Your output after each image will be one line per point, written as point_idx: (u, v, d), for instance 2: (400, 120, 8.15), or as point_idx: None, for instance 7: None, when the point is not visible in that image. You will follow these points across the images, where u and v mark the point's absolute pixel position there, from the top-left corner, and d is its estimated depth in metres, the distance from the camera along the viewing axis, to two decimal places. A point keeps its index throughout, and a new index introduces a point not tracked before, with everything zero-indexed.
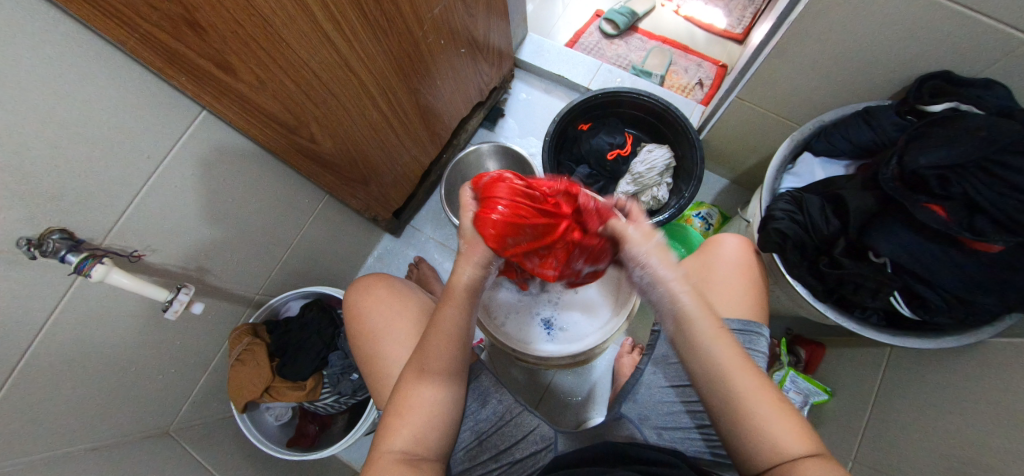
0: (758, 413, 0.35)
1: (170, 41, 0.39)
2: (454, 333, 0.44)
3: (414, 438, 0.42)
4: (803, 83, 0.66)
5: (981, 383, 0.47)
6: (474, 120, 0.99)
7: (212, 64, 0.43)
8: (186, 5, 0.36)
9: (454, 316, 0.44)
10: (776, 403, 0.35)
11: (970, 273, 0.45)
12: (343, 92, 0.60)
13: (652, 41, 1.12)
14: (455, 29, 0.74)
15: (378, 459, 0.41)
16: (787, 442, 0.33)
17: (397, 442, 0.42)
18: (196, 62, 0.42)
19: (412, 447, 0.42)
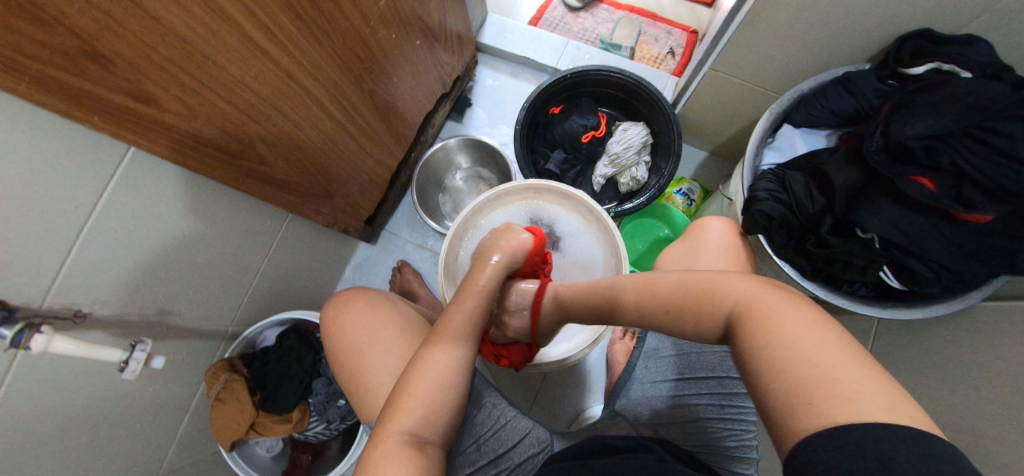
0: (673, 311, 0.39)
1: (77, 82, 0.33)
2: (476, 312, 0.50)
3: (424, 419, 0.40)
4: (780, 50, 0.62)
5: (972, 349, 0.47)
6: (441, 113, 0.93)
7: (131, 99, 0.38)
8: (82, 34, 0.31)
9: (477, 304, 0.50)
10: (682, 294, 0.39)
11: (958, 242, 0.44)
12: (289, 106, 0.55)
13: (619, 11, 1.06)
14: (406, 20, 0.68)
15: (384, 440, 0.37)
16: (708, 309, 0.36)
17: (404, 423, 0.39)
18: (115, 99, 0.37)
19: (423, 429, 0.40)
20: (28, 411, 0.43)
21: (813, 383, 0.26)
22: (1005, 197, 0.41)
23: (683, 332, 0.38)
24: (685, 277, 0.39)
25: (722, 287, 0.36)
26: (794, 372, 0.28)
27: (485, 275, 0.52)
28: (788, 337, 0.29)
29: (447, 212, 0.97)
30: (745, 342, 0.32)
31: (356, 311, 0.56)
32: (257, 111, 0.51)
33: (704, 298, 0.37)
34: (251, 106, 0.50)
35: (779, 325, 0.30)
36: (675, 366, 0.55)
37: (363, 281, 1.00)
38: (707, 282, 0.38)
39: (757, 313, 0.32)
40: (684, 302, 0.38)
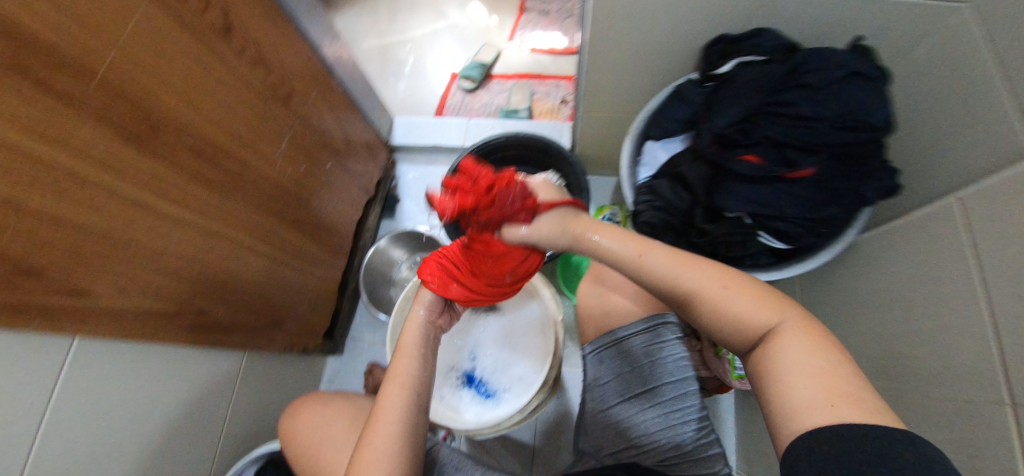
0: (712, 295, 0.38)
1: (19, 298, 0.39)
2: (409, 378, 0.49)
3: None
4: (620, 85, 0.73)
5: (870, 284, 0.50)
6: (372, 217, 1.03)
7: (67, 295, 0.44)
8: (17, 260, 0.38)
9: (406, 364, 0.50)
10: (729, 287, 0.38)
11: (802, 196, 0.52)
12: (216, 256, 0.62)
13: (509, 81, 1.20)
14: (313, 154, 0.80)
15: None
16: (752, 313, 0.37)
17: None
18: (48, 298, 0.42)
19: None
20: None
21: (828, 402, 0.31)
22: (813, 151, 0.50)
23: (727, 319, 0.38)
24: (738, 282, 0.39)
25: (763, 303, 0.37)
26: (812, 393, 0.32)
27: (407, 338, 0.51)
28: (816, 364, 0.33)
29: None
30: (769, 356, 0.36)
31: (312, 413, 0.59)
32: (189, 270, 0.58)
33: (749, 303, 0.38)
34: (180, 267, 0.57)
35: (814, 351, 0.34)
36: (620, 386, 0.55)
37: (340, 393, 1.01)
38: (758, 295, 0.38)
39: (794, 339, 0.35)
40: (723, 303, 0.38)
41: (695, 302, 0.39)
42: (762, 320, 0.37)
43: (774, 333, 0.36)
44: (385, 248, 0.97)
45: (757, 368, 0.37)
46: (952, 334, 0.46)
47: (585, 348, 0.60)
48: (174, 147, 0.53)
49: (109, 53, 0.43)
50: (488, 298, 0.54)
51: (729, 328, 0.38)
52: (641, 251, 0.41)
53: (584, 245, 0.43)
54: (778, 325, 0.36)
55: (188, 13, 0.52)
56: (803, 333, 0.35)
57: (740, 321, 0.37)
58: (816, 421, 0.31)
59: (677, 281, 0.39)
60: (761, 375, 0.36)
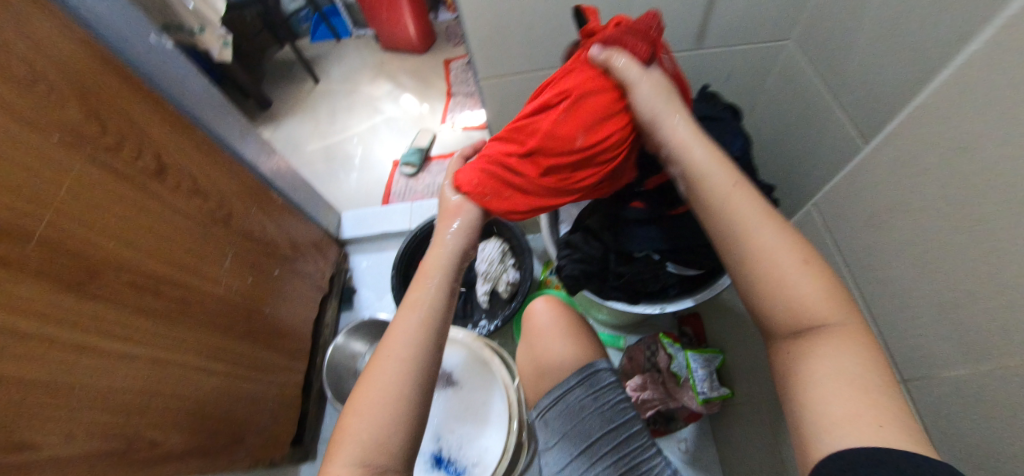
0: (769, 264, 0.38)
1: None
2: (427, 320, 0.43)
3: (372, 447, 0.36)
4: None
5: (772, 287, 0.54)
6: (328, 312, 1.05)
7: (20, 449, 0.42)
8: None
9: (420, 297, 0.44)
10: (800, 260, 0.37)
11: (694, 227, 0.57)
12: (168, 382, 0.62)
13: (446, 160, 1.30)
14: (258, 263, 0.83)
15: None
16: (812, 302, 0.36)
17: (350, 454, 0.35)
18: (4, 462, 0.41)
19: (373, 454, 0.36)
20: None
21: (869, 427, 0.30)
22: (687, 188, 0.56)
23: (774, 299, 0.37)
24: (819, 279, 0.37)
25: (831, 293, 0.37)
26: (855, 413, 0.31)
27: (427, 271, 0.46)
28: (858, 370, 0.33)
29: None
30: (817, 348, 0.35)
31: None
32: (139, 401, 0.57)
33: (816, 289, 0.36)
34: (131, 401, 0.56)
35: (863, 362, 0.33)
36: (565, 447, 0.56)
37: None
38: (829, 292, 0.37)
39: (848, 347, 0.34)
40: (789, 264, 0.37)
41: (748, 261, 0.39)
42: (829, 313, 0.36)
43: (831, 332, 0.35)
44: (344, 343, 0.97)
45: (793, 351, 0.37)
46: None
47: (533, 415, 0.63)
48: (115, 286, 0.55)
49: (45, 214, 0.47)
50: (529, 199, 0.51)
51: (763, 295, 0.38)
52: (734, 180, 0.41)
53: (668, 127, 0.45)
54: (830, 322, 0.36)
55: (124, 164, 0.58)
56: (854, 344, 0.35)
57: (789, 308, 0.37)
58: (845, 446, 0.30)
59: (738, 235, 0.39)
60: (794, 372, 0.36)
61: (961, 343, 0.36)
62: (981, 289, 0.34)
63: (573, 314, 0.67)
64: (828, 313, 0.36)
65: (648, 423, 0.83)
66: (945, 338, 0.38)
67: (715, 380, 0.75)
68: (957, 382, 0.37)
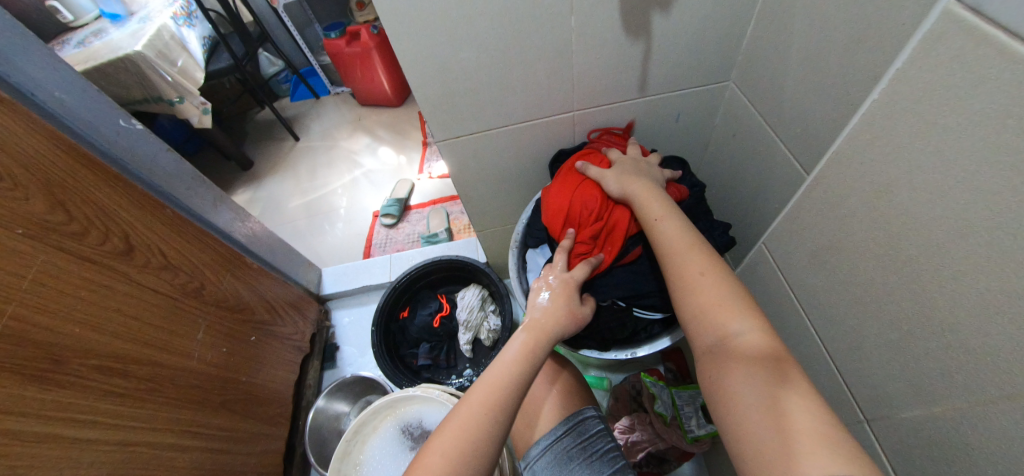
0: (693, 292, 0.46)
1: None
2: (507, 380, 0.45)
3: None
4: (500, 202, 0.86)
5: None
6: (311, 372, 1.03)
7: None
8: None
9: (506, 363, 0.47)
10: (721, 291, 0.45)
11: (650, 271, 0.60)
12: (136, 465, 0.60)
13: (425, 208, 1.33)
14: (233, 330, 0.83)
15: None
16: (734, 326, 0.43)
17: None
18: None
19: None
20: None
21: (812, 448, 0.33)
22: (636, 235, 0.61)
23: (699, 322, 0.45)
24: (752, 315, 0.43)
25: (730, 307, 0.44)
26: (790, 427, 0.35)
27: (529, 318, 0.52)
28: (764, 354, 0.40)
29: None
30: (733, 359, 0.41)
31: None
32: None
33: (740, 315, 0.43)
34: None
35: (797, 390, 0.37)
36: None
37: None
38: (765, 332, 0.42)
39: (758, 355, 0.40)
40: (702, 287, 0.46)
41: (678, 289, 0.48)
42: (734, 325, 0.43)
43: (772, 360, 0.39)
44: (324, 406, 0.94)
45: (715, 362, 0.43)
46: (809, 360, 0.52)
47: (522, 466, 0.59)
48: (82, 371, 0.55)
49: (9, 307, 0.47)
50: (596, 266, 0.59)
51: (691, 316, 0.46)
52: (660, 216, 0.53)
53: (637, 193, 0.56)
54: (740, 332, 0.42)
55: (94, 249, 0.59)
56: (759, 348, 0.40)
57: (720, 331, 0.43)
58: (814, 472, 0.32)
59: (671, 266, 0.49)
60: (724, 392, 0.41)
61: (911, 381, 0.37)
62: (918, 329, 0.35)
63: (554, 363, 0.66)
64: (730, 326, 0.43)
65: (637, 466, 0.79)
66: (895, 376, 0.39)
67: (701, 416, 0.75)
68: (913, 420, 0.37)
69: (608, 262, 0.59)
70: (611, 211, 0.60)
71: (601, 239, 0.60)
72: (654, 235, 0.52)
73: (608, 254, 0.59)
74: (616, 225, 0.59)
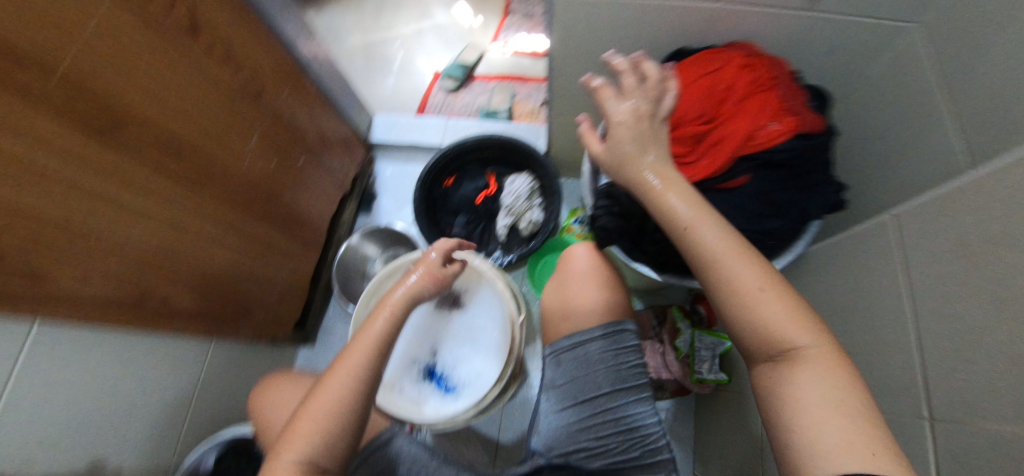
0: (747, 301, 0.38)
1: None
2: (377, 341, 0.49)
3: (317, 451, 0.41)
4: (588, 90, 0.76)
5: None
6: (347, 212, 1.04)
7: (28, 278, 0.44)
8: None
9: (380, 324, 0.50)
10: (778, 301, 0.37)
11: (746, 206, 0.54)
12: (179, 244, 0.63)
13: (491, 81, 1.21)
14: (283, 145, 0.80)
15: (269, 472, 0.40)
16: (793, 337, 0.37)
17: (295, 454, 0.41)
18: (14, 282, 0.43)
19: (315, 460, 0.41)
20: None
21: (860, 451, 0.30)
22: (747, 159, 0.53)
23: (749, 327, 0.38)
24: (806, 325, 0.37)
25: (797, 319, 0.37)
26: (835, 432, 0.32)
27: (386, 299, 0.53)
28: (815, 347, 0.36)
29: None
30: (793, 379, 0.36)
31: (281, 385, 0.68)
32: (144, 254, 0.58)
33: (794, 322, 0.37)
34: (143, 255, 0.58)
35: (847, 398, 0.33)
36: (571, 392, 0.57)
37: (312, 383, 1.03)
38: (823, 343, 0.36)
39: (821, 365, 0.35)
40: (762, 298, 0.37)
41: (726, 301, 0.39)
42: (793, 337, 0.36)
43: (813, 360, 0.36)
44: (356, 245, 0.97)
45: (772, 381, 0.38)
46: (885, 347, 0.48)
47: (544, 351, 0.62)
48: (138, 141, 0.53)
49: (71, 48, 0.42)
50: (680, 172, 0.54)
51: (748, 327, 0.38)
52: (695, 224, 0.40)
53: (631, 167, 0.44)
54: (807, 346, 0.36)
55: (157, 12, 0.51)
56: (825, 365, 0.35)
57: (771, 338, 0.37)
58: (851, 471, 0.30)
59: (719, 274, 0.39)
60: (771, 389, 0.38)
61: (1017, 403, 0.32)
62: None
63: (611, 269, 0.64)
64: (795, 337, 0.36)
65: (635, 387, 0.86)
66: (996, 393, 0.34)
67: (716, 363, 0.74)
68: (992, 437, 0.34)
69: (699, 175, 0.54)
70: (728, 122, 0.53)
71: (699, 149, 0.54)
72: (691, 243, 0.40)
73: (701, 167, 0.53)
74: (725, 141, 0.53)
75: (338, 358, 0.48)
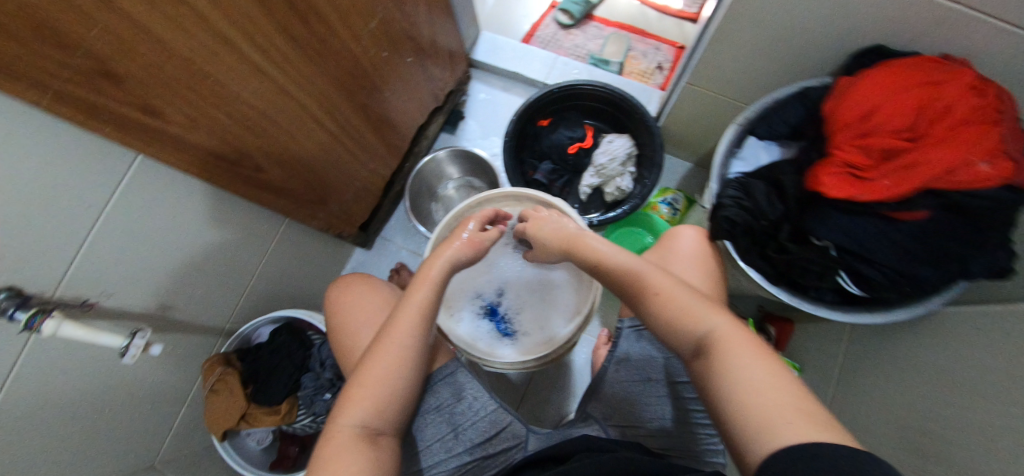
0: (669, 310, 0.43)
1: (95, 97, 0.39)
2: (417, 311, 0.54)
3: (373, 413, 0.48)
4: (744, 65, 0.67)
5: None
6: (433, 126, 0.99)
7: (138, 110, 0.43)
8: (100, 58, 0.36)
9: (422, 297, 0.55)
10: (686, 304, 0.43)
11: (906, 246, 0.48)
12: (284, 117, 0.60)
13: (609, 28, 1.11)
14: (398, 39, 0.75)
15: (335, 432, 0.45)
16: (699, 328, 0.41)
17: (354, 417, 0.46)
18: (127, 110, 0.43)
19: (373, 421, 0.47)
20: (27, 412, 0.48)
21: (784, 417, 0.31)
22: (939, 194, 0.45)
23: (676, 335, 0.42)
24: (713, 316, 0.41)
25: (695, 311, 0.42)
26: (759, 406, 0.33)
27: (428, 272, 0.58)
28: (715, 332, 0.40)
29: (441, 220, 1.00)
30: (714, 366, 0.37)
31: (356, 293, 0.70)
32: (254, 121, 0.56)
33: (693, 315, 0.42)
34: (249, 119, 0.55)
35: (749, 362, 0.36)
36: (644, 369, 0.59)
37: None
38: (707, 334, 0.40)
39: (732, 346, 0.38)
40: (672, 303, 0.43)
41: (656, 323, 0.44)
42: (698, 327, 0.41)
43: (714, 339, 0.39)
44: (442, 161, 0.97)
45: (699, 375, 0.39)
46: None
47: (622, 321, 0.64)
48: None
49: None
50: (843, 186, 0.49)
51: (671, 335, 0.42)
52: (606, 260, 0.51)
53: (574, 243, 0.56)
54: (716, 333, 0.40)
55: None
56: (733, 339, 0.38)
57: (689, 335, 0.41)
58: (790, 439, 0.30)
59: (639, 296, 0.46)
60: (702, 388, 0.39)
61: None
62: None
63: (716, 264, 0.62)
64: (700, 325, 0.41)
65: None
66: None
67: None
68: None
69: (866, 196, 0.47)
70: (930, 143, 0.45)
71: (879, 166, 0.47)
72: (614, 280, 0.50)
73: (874, 187, 0.47)
74: (918, 163, 0.45)
75: (382, 329, 0.53)
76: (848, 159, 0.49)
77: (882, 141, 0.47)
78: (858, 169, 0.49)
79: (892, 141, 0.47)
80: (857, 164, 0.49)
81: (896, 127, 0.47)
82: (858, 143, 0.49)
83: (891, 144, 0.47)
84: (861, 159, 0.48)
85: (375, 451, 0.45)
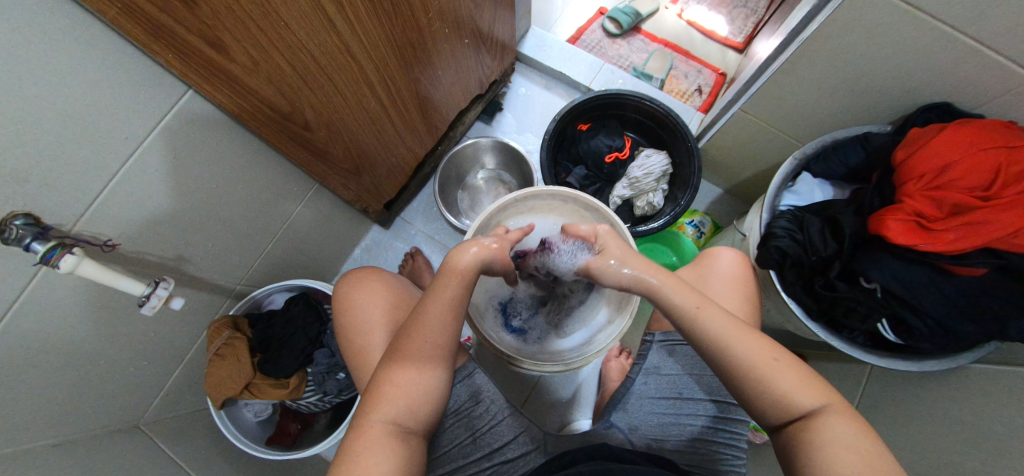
0: (758, 376, 0.41)
1: (161, 15, 0.35)
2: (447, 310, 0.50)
3: (406, 411, 0.45)
4: (801, 101, 0.68)
5: (990, 415, 0.48)
6: (473, 113, 0.99)
7: (203, 41, 0.39)
8: None
9: (454, 295, 0.51)
10: (779, 369, 0.41)
11: (955, 300, 0.49)
12: (341, 77, 0.56)
13: (654, 43, 1.11)
14: (460, 18, 0.72)
15: (369, 428, 0.43)
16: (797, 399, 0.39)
17: (389, 413, 0.44)
18: (191, 42, 0.39)
19: (405, 419, 0.45)
20: (19, 355, 0.44)
21: None
22: (996, 253, 0.47)
23: (765, 405, 0.41)
24: (811, 389, 0.40)
25: (809, 384, 0.40)
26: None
27: (459, 270, 0.52)
28: (814, 406, 0.39)
29: (465, 208, 1.03)
30: (818, 447, 0.37)
31: (368, 288, 0.67)
32: (314, 79, 0.52)
33: (795, 384, 0.40)
34: (309, 72, 0.51)
35: (858, 441, 0.36)
36: (671, 385, 0.59)
37: (372, 262, 1.02)
38: (804, 409, 0.39)
39: (841, 423, 0.38)
40: (774, 371, 0.41)
41: (745, 384, 0.41)
42: (800, 400, 0.39)
43: (815, 414, 0.38)
44: (480, 148, 1.01)
45: (795, 445, 0.39)
46: None
47: (649, 336, 0.65)
48: None
49: None
50: (908, 233, 0.50)
51: (760, 402, 0.41)
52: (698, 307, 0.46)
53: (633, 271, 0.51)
54: (821, 409, 0.39)
55: None
56: (841, 418, 0.38)
57: (783, 400, 0.40)
58: None
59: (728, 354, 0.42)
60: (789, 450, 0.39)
61: None
62: None
63: (752, 283, 0.61)
64: (802, 399, 0.39)
65: None
66: None
67: None
68: None
69: (930, 246, 0.48)
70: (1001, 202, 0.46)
71: (947, 219, 0.48)
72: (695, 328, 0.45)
73: (939, 238, 0.48)
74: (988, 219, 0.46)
75: (405, 331, 0.50)
76: (915, 209, 0.50)
77: (951, 195, 0.49)
78: (924, 219, 0.50)
79: (962, 196, 0.48)
80: (923, 214, 0.50)
81: (963, 184, 0.49)
82: (924, 196, 0.50)
83: (961, 199, 0.48)
84: (928, 210, 0.50)
85: (402, 451, 0.43)
